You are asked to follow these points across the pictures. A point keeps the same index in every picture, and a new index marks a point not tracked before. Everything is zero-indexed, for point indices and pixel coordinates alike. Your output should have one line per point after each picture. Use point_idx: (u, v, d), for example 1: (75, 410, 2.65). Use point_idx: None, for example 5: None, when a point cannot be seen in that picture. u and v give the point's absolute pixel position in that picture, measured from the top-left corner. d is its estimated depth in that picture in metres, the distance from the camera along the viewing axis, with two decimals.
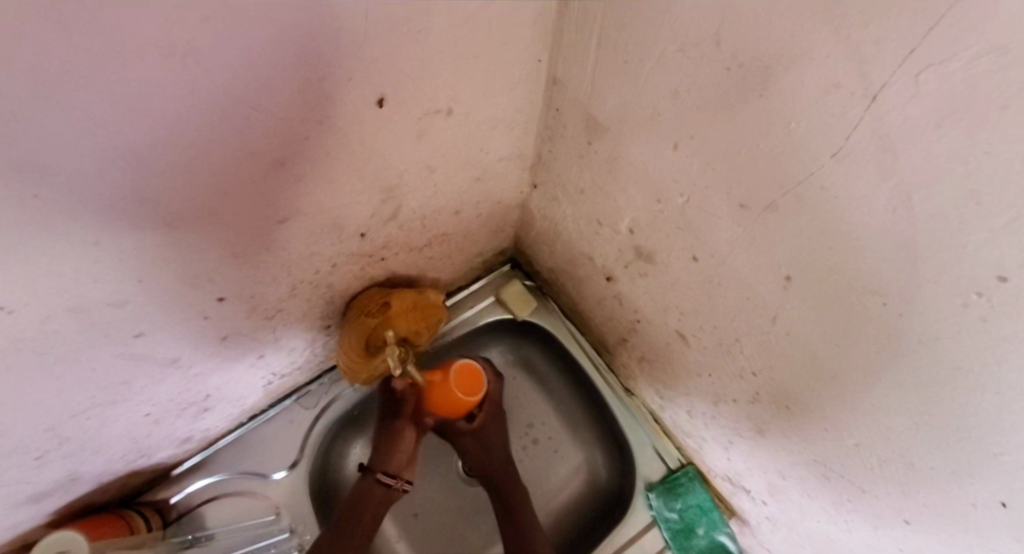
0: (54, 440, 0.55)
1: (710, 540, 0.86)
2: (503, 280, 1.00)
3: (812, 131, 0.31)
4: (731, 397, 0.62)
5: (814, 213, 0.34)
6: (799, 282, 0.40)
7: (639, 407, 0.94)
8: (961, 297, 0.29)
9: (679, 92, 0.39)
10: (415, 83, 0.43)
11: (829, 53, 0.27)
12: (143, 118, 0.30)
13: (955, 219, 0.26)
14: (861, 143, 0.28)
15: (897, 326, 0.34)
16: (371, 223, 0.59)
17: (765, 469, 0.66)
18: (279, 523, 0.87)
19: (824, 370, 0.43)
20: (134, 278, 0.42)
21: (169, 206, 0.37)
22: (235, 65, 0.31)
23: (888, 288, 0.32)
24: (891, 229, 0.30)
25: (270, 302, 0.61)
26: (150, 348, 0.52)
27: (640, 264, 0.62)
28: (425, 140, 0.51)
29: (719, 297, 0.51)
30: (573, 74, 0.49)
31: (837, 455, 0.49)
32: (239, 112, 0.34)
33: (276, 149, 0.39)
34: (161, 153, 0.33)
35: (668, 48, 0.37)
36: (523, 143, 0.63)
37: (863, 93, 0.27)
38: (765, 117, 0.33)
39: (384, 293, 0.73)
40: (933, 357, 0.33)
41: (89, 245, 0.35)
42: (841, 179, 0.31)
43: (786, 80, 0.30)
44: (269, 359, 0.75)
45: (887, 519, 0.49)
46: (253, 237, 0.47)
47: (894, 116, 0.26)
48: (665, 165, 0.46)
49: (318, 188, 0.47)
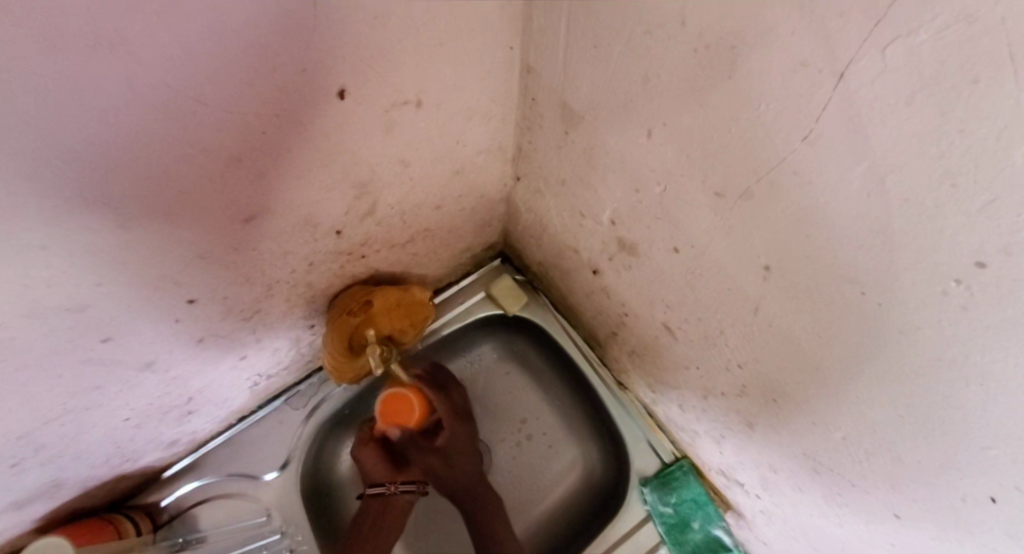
0: (29, 447, 0.54)
1: (706, 534, 0.85)
2: (493, 276, 0.99)
3: (781, 114, 0.29)
4: (720, 390, 0.61)
5: (789, 200, 0.33)
6: (778, 273, 0.38)
7: (632, 401, 0.93)
8: (941, 284, 0.27)
9: (650, 76, 0.37)
10: (377, 74, 0.41)
11: (794, 29, 0.25)
12: (77, 116, 0.28)
13: (929, 202, 0.25)
14: (831, 125, 0.27)
15: (879, 316, 0.32)
16: (346, 220, 0.58)
17: (757, 463, 0.65)
18: (270, 524, 0.87)
19: (809, 363, 0.42)
20: (93, 282, 0.41)
21: (121, 206, 0.36)
22: (174, 58, 0.29)
23: (866, 276, 0.31)
24: (865, 214, 0.28)
25: (246, 303, 0.60)
26: (121, 352, 0.51)
27: (623, 256, 0.61)
28: (395, 133, 0.49)
29: (701, 288, 0.49)
30: (546, 61, 0.48)
31: (826, 449, 0.48)
32: (186, 107, 0.33)
33: (232, 145, 0.38)
34: (104, 151, 0.32)
35: (635, 30, 0.35)
36: (501, 134, 0.62)
37: (830, 71, 0.25)
38: (735, 100, 0.32)
39: (366, 291, 0.72)
40: (916, 347, 0.31)
41: (36, 249, 0.34)
42: (812, 163, 0.29)
43: (753, 59, 0.29)
44: (252, 360, 0.74)
45: (877, 513, 0.47)
46: (218, 237, 0.46)
47: (863, 94, 0.24)
48: (641, 154, 0.44)
49: (283, 184, 0.46)
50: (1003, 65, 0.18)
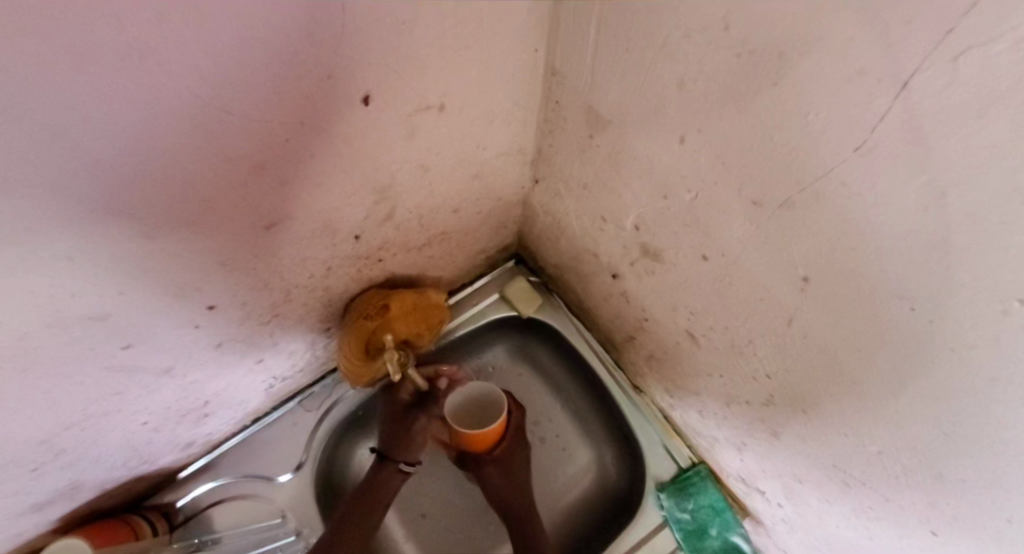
0: (50, 452, 0.54)
1: (724, 540, 0.84)
2: (507, 277, 0.98)
3: (831, 124, 0.28)
4: (744, 399, 0.59)
5: (834, 212, 0.31)
6: (817, 285, 0.37)
7: (648, 405, 0.92)
8: (1002, 304, 0.26)
9: (686, 82, 0.36)
10: (402, 78, 0.40)
11: (853, 36, 0.24)
12: (103, 126, 0.27)
13: (997, 219, 0.23)
14: (888, 136, 0.25)
15: (928, 332, 0.31)
16: (365, 225, 0.57)
17: (780, 472, 0.63)
18: (285, 526, 0.86)
19: (845, 377, 0.41)
20: (115, 291, 0.40)
21: (145, 216, 0.35)
22: (202, 67, 0.28)
23: (917, 292, 0.30)
24: (921, 228, 0.27)
25: (264, 308, 0.59)
26: (141, 358, 0.51)
27: (646, 262, 0.59)
28: (417, 137, 0.48)
29: (729, 296, 0.48)
30: (572, 64, 0.47)
31: (858, 463, 0.46)
32: (212, 115, 0.32)
33: (256, 153, 0.37)
34: (129, 162, 0.31)
35: (673, 34, 0.34)
36: (522, 137, 0.61)
37: (891, 80, 0.24)
38: (779, 108, 0.30)
39: (383, 295, 0.71)
40: (967, 366, 0.30)
41: (60, 260, 0.34)
42: (863, 175, 0.28)
43: (803, 66, 0.27)
44: (269, 363, 0.74)
45: (911, 528, 0.46)
46: (239, 244, 0.45)
47: (928, 106, 0.23)
48: (672, 160, 0.43)
49: (306, 190, 0.45)
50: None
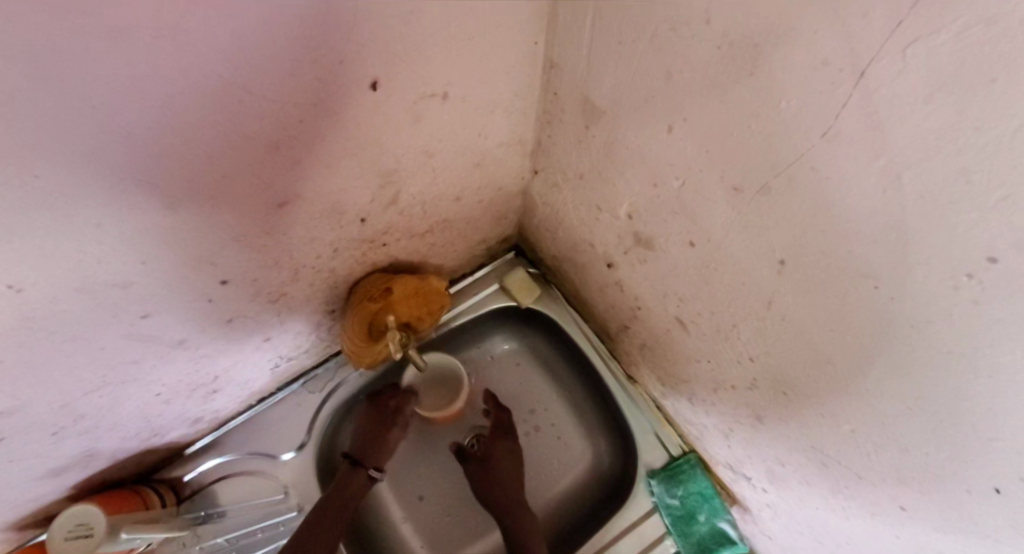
0: (69, 416, 0.57)
1: (711, 526, 0.86)
2: (507, 268, 1.01)
3: (800, 112, 0.30)
4: (731, 384, 0.62)
5: (806, 196, 0.34)
6: (793, 267, 0.39)
7: (642, 394, 0.94)
8: (952, 279, 0.28)
9: (673, 73, 0.38)
10: (408, 66, 0.42)
11: (818, 30, 0.26)
12: (136, 100, 0.30)
13: (944, 198, 0.26)
14: (850, 122, 0.28)
15: (889, 308, 0.33)
16: (370, 208, 0.60)
17: (764, 456, 0.66)
18: (287, 502, 0.89)
19: (820, 357, 0.43)
20: (138, 260, 0.43)
21: (169, 188, 0.38)
22: (226, 49, 0.31)
23: (881, 270, 0.32)
24: (880, 209, 0.29)
25: (273, 286, 0.62)
26: (157, 329, 0.54)
27: (638, 250, 0.62)
28: (421, 124, 0.51)
29: (715, 282, 0.50)
30: (569, 57, 0.49)
31: (834, 442, 0.49)
32: (233, 96, 0.35)
33: (271, 134, 0.40)
34: (157, 135, 0.33)
35: (661, 28, 0.36)
36: (522, 128, 0.63)
37: (851, 69, 0.26)
38: (756, 97, 0.33)
39: (386, 279, 0.74)
40: (925, 341, 0.32)
41: (91, 227, 0.37)
42: (830, 160, 0.30)
43: (776, 57, 0.30)
44: (275, 343, 0.77)
45: (883, 506, 0.48)
46: (251, 222, 0.48)
47: (882, 93, 0.25)
48: (661, 149, 0.45)
49: (315, 171, 0.47)
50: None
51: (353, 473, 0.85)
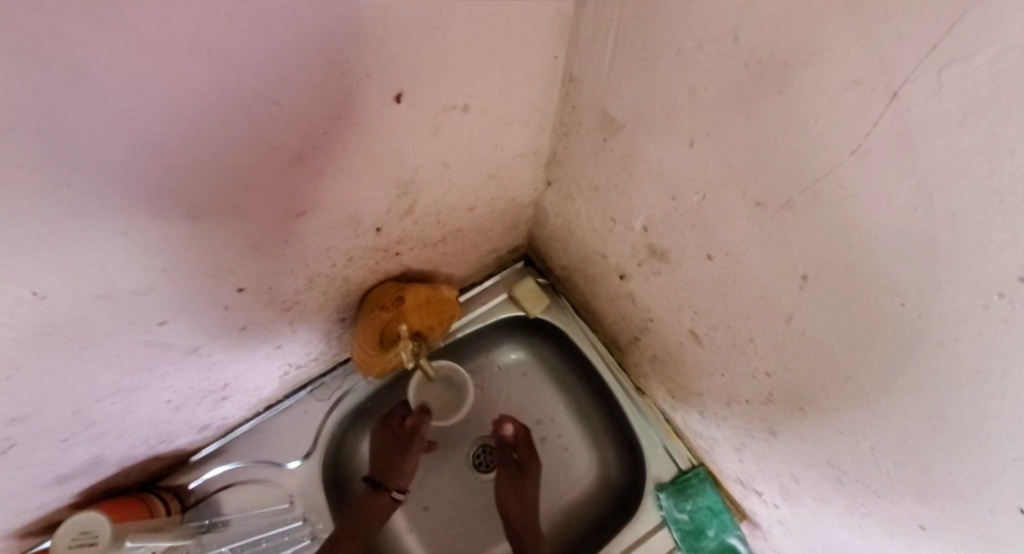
0: (81, 423, 0.57)
1: (721, 542, 0.85)
2: (516, 278, 1.01)
3: (828, 130, 0.30)
4: (744, 398, 0.61)
5: (831, 212, 0.34)
6: (814, 282, 0.39)
7: (650, 407, 0.94)
8: (982, 299, 0.28)
9: (696, 89, 0.38)
10: (431, 79, 0.43)
11: (851, 49, 0.26)
12: (170, 112, 0.31)
13: (977, 218, 0.26)
14: (881, 141, 0.28)
15: (915, 326, 0.33)
16: (386, 218, 0.60)
17: (777, 471, 0.65)
18: (292, 512, 0.88)
19: (839, 372, 0.43)
20: (159, 268, 0.43)
21: (194, 198, 0.38)
22: (260, 62, 0.31)
23: (908, 289, 0.32)
24: (909, 227, 0.29)
25: (288, 294, 0.62)
26: (172, 336, 0.54)
27: (653, 262, 0.62)
28: (441, 135, 0.51)
29: (732, 296, 0.51)
30: (589, 71, 0.49)
31: (852, 458, 0.48)
32: (263, 108, 0.35)
33: (296, 145, 0.40)
34: (187, 146, 0.34)
35: (686, 45, 0.37)
36: (538, 139, 0.63)
37: (884, 89, 0.26)
38: (783, 114, 0.33)
39: (398, 287, 0.74)
40: (952, 359, 0.32)
41: (116, 235, 0.37)
42: (858, 178, 0.31)
43: (806, 76, 0.30)
44: (285, 350, 0.77)
45: (901, 524, 0.47)
46: (271, 231, 0.48)
47: (916, 113, 0.25)
48: (681, 163, 0.45)
49: (335, 181, 0.48)
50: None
51: (375, 498, 0.86)
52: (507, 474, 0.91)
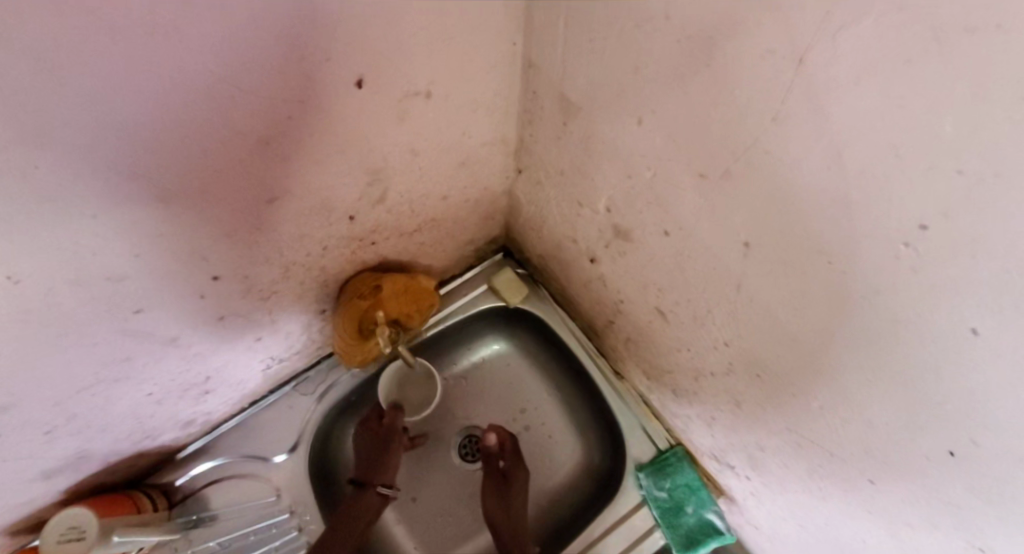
0: (63, 414, 0.58)
1: (700, 518, 0.86)
2: (495, 268, 1.03)
3: (751, 98, 0.33)
4: (710, 371, 0.64)
5: (762, 177, 0.36)
6: (757, 248, 0.42)
7: (629, 390, 0.96)
8: (893, 250, 0.30)
9: (639, 67, 0.41)
10: (391, 64, 0.45)
11: (761, 20, 0.29)
12: (133, 95, 0.32)
13: (879, 171, 0.28)
14: (794, 105, 0.30)
15: (843, 282, 0.35)
16: (358, 206, 0.62)
17: (745, 442, 0.68)
18: (279, 504, 0.89)
19: (786, 334, 0.45)
20: (132, 254, 0.44)
21: (162, 182, 0.40)
22: (218, 46, 0.33)
23: (833, 247, 0.34)
24: (826, 185, 0.32)
25: (264, 283, 0.64)
26: (150, 325, 0.55)
27: (619, 243, 0.64)
28: (407, 122, 0.53)
29: (690, 269, 0.53)
30: (546, 56, 0.52)
31: (806, 420, 0.50)
32: (225, 92, 0.37)
33: (261, 130, 0.42)
34: (152, 130, 0.36)
35: (626, 25, 0.39)
36: (504, 127, 0.66)
37: (792, 56, 0.29)
38: (714, 86, 0.35)
39: (375, 277, 0.76)
40: (875, 310, 0.34)
41: (87, 219, 0.38)
42: (781, 142, 0.33)
43: (728, 48, 0.32)
44: (266, 343, 0.78)
45: (854, 481, 0.50)
46: (242, 217, 0.50)
47: (819, 76, 0.28)
48: (633, 141, 0.47)
49: (303, 167, 0.49)
50: (946, 52, 0.22)
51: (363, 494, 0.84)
52: (494, 484, 0.90)
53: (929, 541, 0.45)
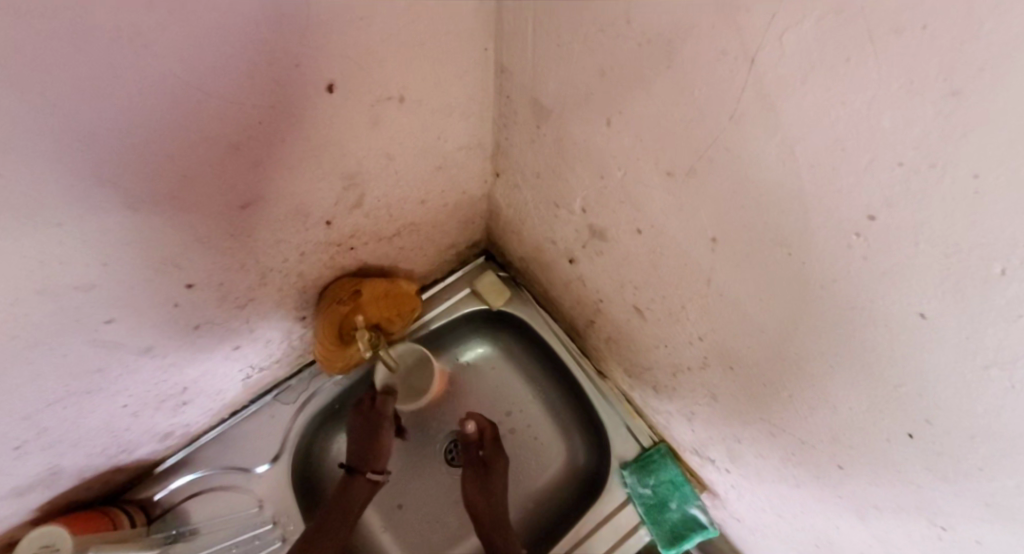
0: (32, 429, 0.57)
1: (683, 513, 0.88)
2: (477, 272, 1.03)
3: (709, 98, 0.34)
4: (687, 365, 0.65)
5: (724, 175, 0.37)
6: (723, 243, 0.43)
7: (612, 389, 0.97)
8: (845, 239, 0.32)
9: (605, 70, 0.42)
10: (362, 69, 0.45)
11: (713, 24, 0.30)
12: (95, 99, 0.32)
13: (828, 165, 0.29)
14: (748, 104, 0.32)
15: (803, 273, 0.37)
16: (336, 211, 0.62)
17: (723, 435, 0.69)
18: (262, 515, 0.88)
19: (755, 327, 0.46)
20: (100, 261, 0.44)
21: (130, 188, 0.40)
22: (182, 52, 0.33)
23: (793, 239, 0.36)
24: (781, 180, 0.33)
25: (241, 290, 0.63)
26: (122, 335, 0.55)
27: (595, 242, 0.65)
28: (381, 126, 0.53)
29: (663, 266, 0.54)
30: (516, 60, 0.53)
31: (778, 409, 0.52)
32: (192, 97, 0.37)
33: (231, 135, 0.42)
34: (116, 134, 0.35)
35: (591, 29, 0.40)
36: (480, 130, 0.66)
37: (744, 57, 0.30)
38: (675, 87, 0.36)
39: (355, 282, 0.76)
40: (833, 298, 0.36)
41: (52, 226, 0.38)
42: (738, 140, 0.34)
43: (685, 50, 0.33)
44: (245, 351, 0.77)
45: (824, 468, 0.51)
46: (216, 223, 0.50)
47: (769, 76, 0.29)
48: (603, 142, 0.48)
49: (276, 172, 0.50)
50: (879, 50, 0.23)
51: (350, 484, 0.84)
52: (474, 472, 0.91)
53: (895, 522, 0.46)
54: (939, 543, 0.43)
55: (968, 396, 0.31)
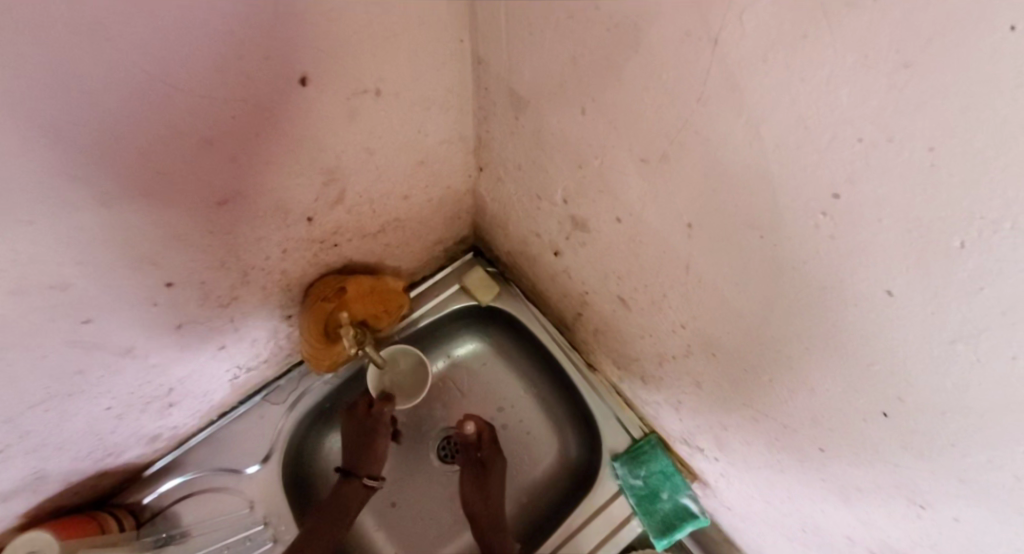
0: (13, 433, 0.57)
1: (675, 503, 0.88)
2: (466, 268, 1.03)
3: (676, 81, 0.34)
4: (671, 354, 0.65)
5: (695, 159, 0.38)
6: (699, 228, 0.43)
7: (602, 382, 0.97)
8: (812, 219, 0.32)
9: (577, 57, 0.42)
10: (336, 62, 0.45)
11: (677, 7, 0.30)
12: (58, 93, 0.32)
13: (793, 145, 0.30)
14: (715, 86, 0.32)
15: (775, 255, 0.37)
16: (316, 207, 0.61)
17: (710, 423, 0.69)
18: (253, 515, 0.88)
19: (733, 312, 0.47)
20: (74, 260, 0.44)
21: (100, 184, 0.39)
22: (147, 45, 0.33)
23: (764, 222, 0.36)
24: (750, 161, 0.33)
25: (223, 289, 0.63)
26: (101, 335, 0.54)
27: (578, 234, 0.65)
28: (358, 120, 0.53)
29: (643, 254, 0.54)
30: (492, 52, 0.53)
31: (759, 394, 0.52)
32: (160, 91, 0.36)
33: (203, 129, 0.42)
34: (83, 130, 0.35)
35: (561, 17, 0.40)
36: (460, 124, 0.66)
37: (707, 39, 0.30)
38: (645, 72, 0.36)
39: (340, 279, 0.76)
40: (805, 280, 0.36)
41: (21, 224, 0.37)
42: (707, 122, 0.34)
43: (652, 34, 0.33)
44: (231, 351, 0.77)
45: (806, 451, 0.51)
46: (193, 220, 0.49)
47: (733, 57, 0.29)
48: (579, 130, 0.49)
49: (253, 167, 0.49)
50: (833, 26, 0.23)
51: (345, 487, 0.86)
52: (472, 473, 0.91)
53: (876, 502, 0.46)
54: (919, 522, 0.43)
55: (937, 372, 0.32)
